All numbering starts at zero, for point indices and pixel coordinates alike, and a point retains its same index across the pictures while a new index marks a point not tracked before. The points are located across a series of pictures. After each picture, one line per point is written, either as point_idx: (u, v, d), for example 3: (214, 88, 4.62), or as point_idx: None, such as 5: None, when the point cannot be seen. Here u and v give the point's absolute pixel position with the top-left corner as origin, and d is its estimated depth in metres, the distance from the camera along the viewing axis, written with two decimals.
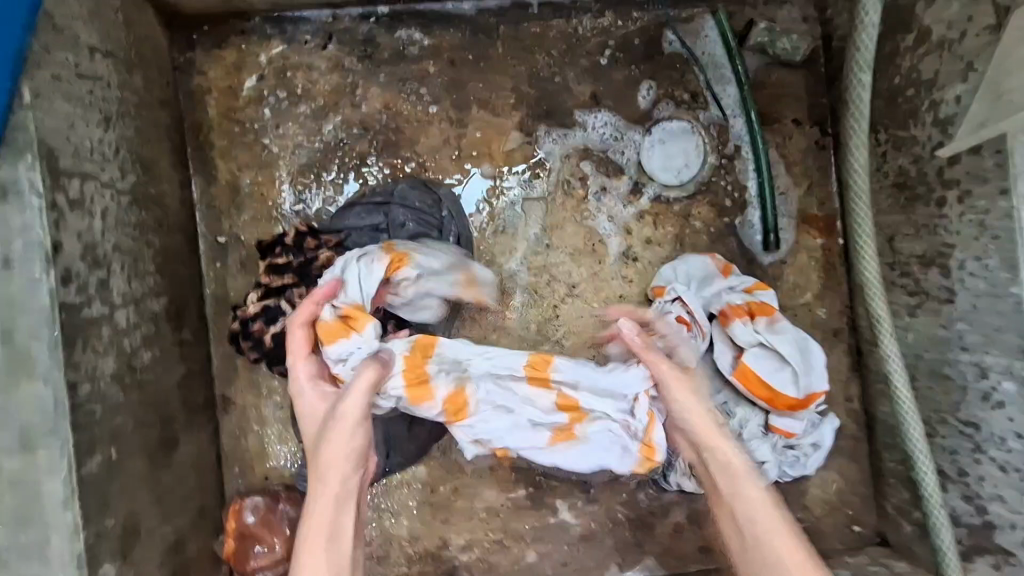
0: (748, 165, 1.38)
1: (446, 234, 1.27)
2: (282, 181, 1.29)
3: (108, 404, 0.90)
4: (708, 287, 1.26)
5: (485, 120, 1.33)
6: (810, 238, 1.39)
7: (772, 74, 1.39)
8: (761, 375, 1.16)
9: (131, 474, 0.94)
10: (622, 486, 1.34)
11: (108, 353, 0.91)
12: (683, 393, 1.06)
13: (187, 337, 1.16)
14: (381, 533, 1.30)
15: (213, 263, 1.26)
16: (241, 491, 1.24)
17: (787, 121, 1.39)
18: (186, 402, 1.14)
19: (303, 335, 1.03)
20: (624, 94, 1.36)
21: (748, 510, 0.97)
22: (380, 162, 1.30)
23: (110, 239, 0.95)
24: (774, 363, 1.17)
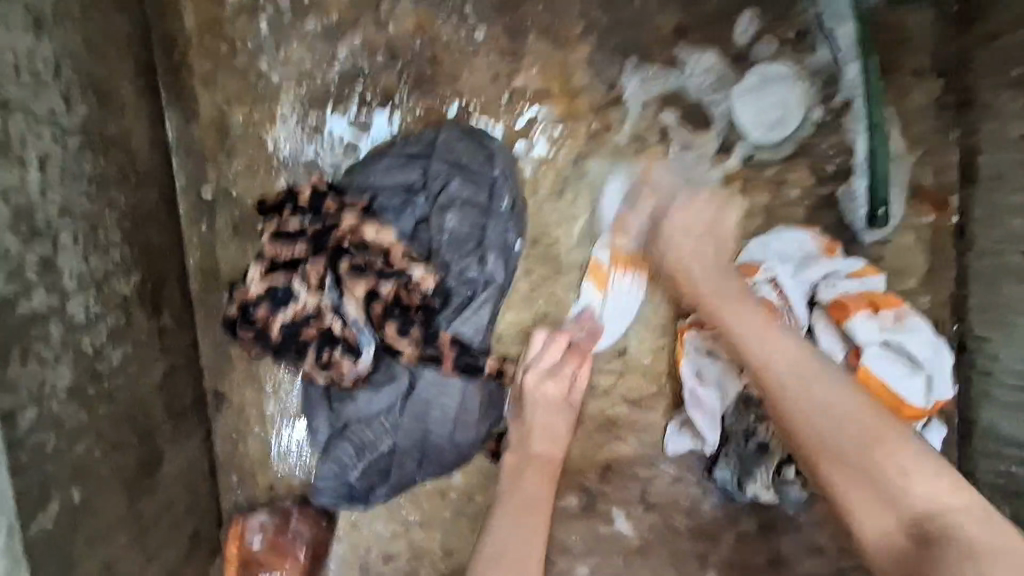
0: (859, 124, 1.13)
1: (499, 199, 1.00)
2: (284, 122, 1.00)
3: (65, 430, 0.66)
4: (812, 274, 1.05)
5: (545, 52, 1.05)
6: (919, 216, 1.17)
7: (897, 11, 1.12)
8: (887, 381, 0.96)
9: (101, 515, 0.71)
10: (685, 496, 1.17)
11: (61, 359, 0.66)
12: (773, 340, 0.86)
13: (168, 323, 0.91)
14: (409, 547, 1.10)
15: (196, 225, 0.99)
16: (241, 504, 1.04)
17: (907, 71, 1.14)
18: (171, 405, 0.90)
19: (547, 343, 1.02)
20: (718, 27, 1.09)
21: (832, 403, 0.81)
22: (411, 101, 1.02)
23: (55, 199, 0.67)
24: (903, 368, 0.97)
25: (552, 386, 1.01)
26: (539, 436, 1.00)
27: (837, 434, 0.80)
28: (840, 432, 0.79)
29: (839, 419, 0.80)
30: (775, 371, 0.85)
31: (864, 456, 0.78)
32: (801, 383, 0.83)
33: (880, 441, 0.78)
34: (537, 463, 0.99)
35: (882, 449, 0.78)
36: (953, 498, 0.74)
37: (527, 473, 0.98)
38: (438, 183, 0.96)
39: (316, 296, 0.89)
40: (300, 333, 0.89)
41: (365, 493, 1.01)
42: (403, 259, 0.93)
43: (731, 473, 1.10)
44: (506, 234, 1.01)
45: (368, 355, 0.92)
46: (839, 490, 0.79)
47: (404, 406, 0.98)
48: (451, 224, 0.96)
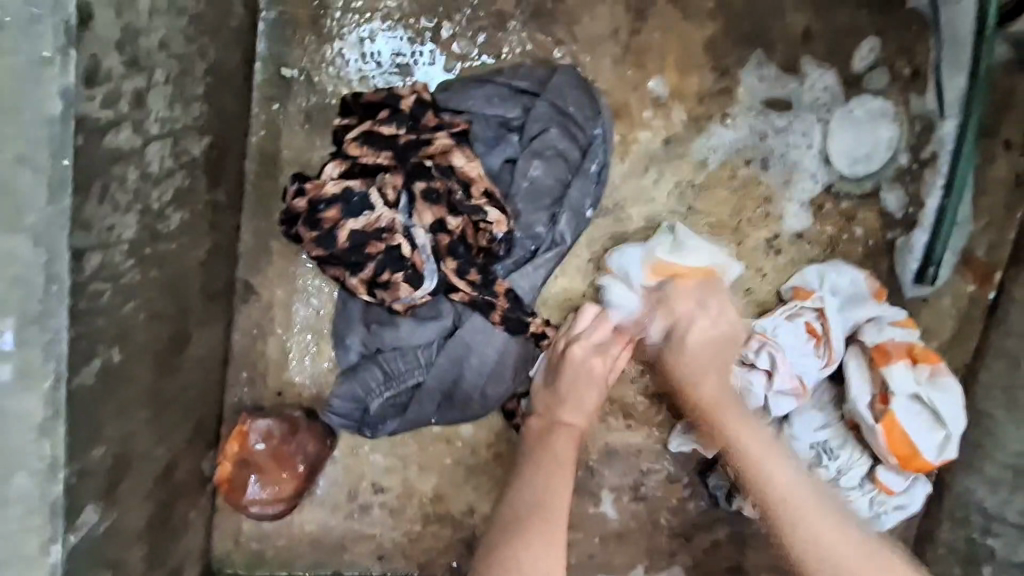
0: (939, 180, 1.13)
1: (591, 159, 0.96)
2: (387, 17, 0.92)
3: (119, 285, 0.59)
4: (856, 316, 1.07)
5: (670, 21, 1.00)
6: (962, 283, 1.20)
7: (1011, 79, 1.11)
8: (908, 432, 0.99)
9: (133, 384, 0.66)
10: (675, 493, 1.19)
11: (131, 207, 0.59)
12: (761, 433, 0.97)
13: (221, 199, 0.83)
14: (402, 484, 1.07)
15: (268, 103, 0.91)
16: (245, 403, 0.99)
17: (997, 141, 1.14)
18: (206, 287, 0.84)
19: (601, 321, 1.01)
20: (840, 46, 1.07)
21: (767, 471, 0.94)
22: (523, 33, 0.95)
23: (159, 29, 0.59)
24: (924, 421, 1.00)
25: (599, 362, 0.99)
26: (574, 408, 0.97)
27: (769, 471, 0.94)
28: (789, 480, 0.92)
29: (766, 453, 0.96)
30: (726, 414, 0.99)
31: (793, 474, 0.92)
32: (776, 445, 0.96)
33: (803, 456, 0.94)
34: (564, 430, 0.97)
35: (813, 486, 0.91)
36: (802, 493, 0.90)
37: (557, 440, 0.95)
38: (535, 127, 0.91)
39: (393, 212, 0.84)
40: (367, 245, 0.84)
41: (377, 422, 0.97)
42: (483, 195, 0.87)
43: (724, 483, 1.13)
44: (584, 198, 0.97)
45: (431, 286, 0.88)
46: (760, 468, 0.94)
47: (443, 345, 0.95)
48: (535, 172, 0.92)
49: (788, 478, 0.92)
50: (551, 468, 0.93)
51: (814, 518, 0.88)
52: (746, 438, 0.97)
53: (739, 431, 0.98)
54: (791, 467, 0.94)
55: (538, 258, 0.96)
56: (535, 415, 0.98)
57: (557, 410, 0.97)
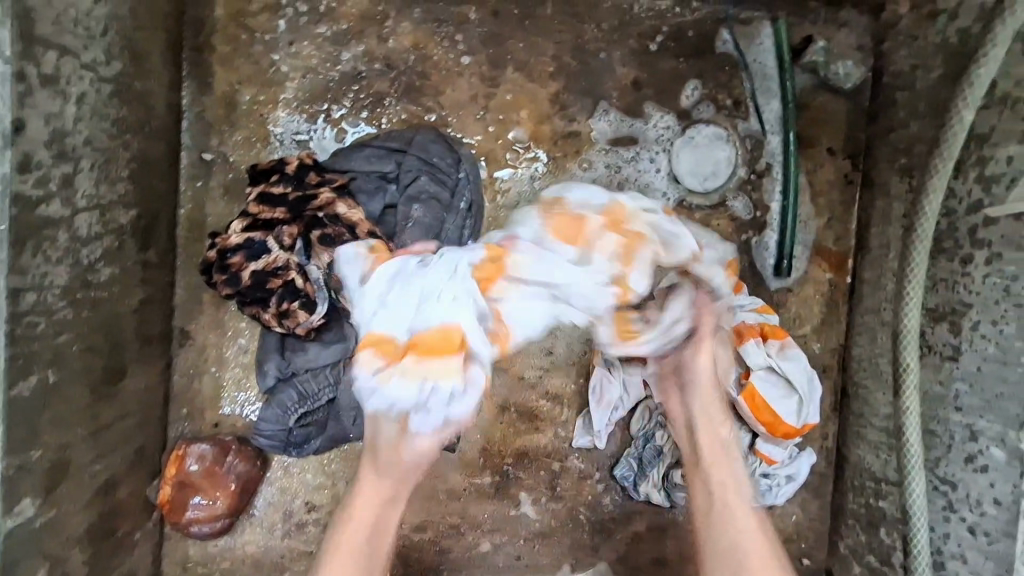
0: (777, 185, 1.33)
1: (460, 198, 1.16)
2: (286, 106, 1.15)
3: (54, 320, 0.77)
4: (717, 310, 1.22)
5: (518, 84, 1.23)
6: (820, 271, 1.36)
7: (817, 97, 1.33)
8: (768, 400, 1.11)
9: (70, 403, 0.82)
10: (589, 488, 1.30)
11: (62, 261, 0.78)
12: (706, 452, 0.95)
13: (152, 259, 1.03)
14: (333, 500, 1.19)
15: (193, 182, 1.13)
16: (186, 435, 1.14)
17: (821, 149, 1.34)
18: (142, 331, 1.02)
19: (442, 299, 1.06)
20: (668, 86, 1.29)
21: (728, 522, 0.89)
22: (397, 106, 1.19)
23: (83, 131, 0.81)
24: (780, 389, 1.13)
25: None
26: None
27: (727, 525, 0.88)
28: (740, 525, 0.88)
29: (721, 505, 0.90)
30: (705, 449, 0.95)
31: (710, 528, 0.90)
32: (725, 490, 0.91)
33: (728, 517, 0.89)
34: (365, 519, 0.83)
35: (735, 549, 0.86)
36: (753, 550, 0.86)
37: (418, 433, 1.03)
38: (410, 177, 1.13)
39: (288, 254, 1.02)
40: (268, 282, 1.02)
41: (301, 441, 1.13)
42: (368, 234, 1.06)
43: (629, 472, 1.26)
44: (462, 229, 1.16)
45: (323, 310, 1.04)
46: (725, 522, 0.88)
47: (347, 364, 1.11)
48: (416, 213, 1.12)
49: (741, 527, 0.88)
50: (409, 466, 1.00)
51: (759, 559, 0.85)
52: (723, 482, 0.92)
53: (713, 465, 0.94)
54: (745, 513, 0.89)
55: None
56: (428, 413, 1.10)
57: None
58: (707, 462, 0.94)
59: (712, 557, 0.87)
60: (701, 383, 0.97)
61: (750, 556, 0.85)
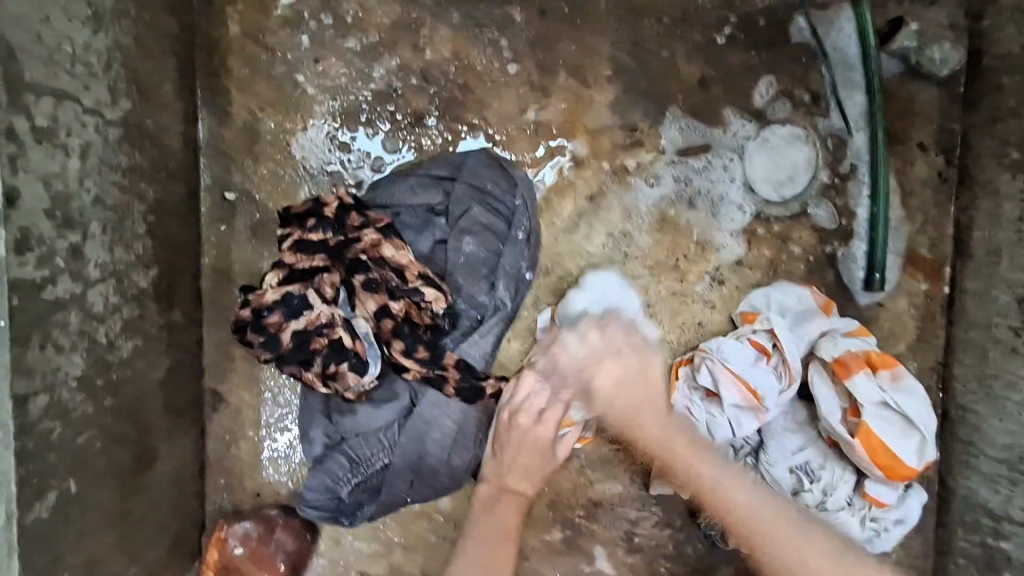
0: (864, 189, 1.17)
1: (517, 229, 1.03)
2: (315, 132, 1.02)
3: (71, 420, 0.65)
4: (818, 336, 1.08)
5: (572, 92, 1.09)
6: (914, 282, 1.21)
7: (904, 87, 1.18)
8: (886, 442, 1.00)
9: (96, 510, 0.70)
10: (669, 537, 1.17)
11: (76, 348, 0.65)
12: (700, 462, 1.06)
13: (177, 320, 0.91)
14: (390, 570, 1.07)
15: (215, 225, 1.00)
16: (225, 509, 1.02)
17: (912, 144, 1.19)
18: (170, 403, 0.89)
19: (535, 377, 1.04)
20: (739, 84, 1.14)
21: (729, 501, 1.06)
22: (440, 125, 1.05)
23: (91, 189, 0.68)
24: (899, 427, 1.01)
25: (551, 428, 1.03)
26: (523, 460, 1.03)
27: (723, 497, 1.06)
28: (716, 490, 1.07)
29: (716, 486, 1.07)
30: (686, 471, 1.07)
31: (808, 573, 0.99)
32: (705, 486, 1.07)
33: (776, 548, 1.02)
34: (511, 496, 1.03)
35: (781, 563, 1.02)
36: (741, 500, 1.05)
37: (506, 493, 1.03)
38: (459, 207, 1.00)
39: (332, 307, 0.90)
40: (311, 341, 0.89)
41: (353, 508, 1.01)
42: (418, 278, 0.94)
43: (716, 521, 1.12)
44: (519, 262, 1.04)
45: (376, 370, 0.94)
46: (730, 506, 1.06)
47: (402, 424, 0.98)
48: (468, 247, 0.99)
49: (742, 504, 1.05)
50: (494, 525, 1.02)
51: (750, 511, 1.04)
52: (692, 478, 1.08)
53: (680, 458, 1.07)
54: (729, 480, 1.06)
55: (486, 323, 1.01)
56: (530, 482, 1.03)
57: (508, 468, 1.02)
58: (671, 468, 1.08)
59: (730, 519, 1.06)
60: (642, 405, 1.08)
61: (755, 528, 1.03)
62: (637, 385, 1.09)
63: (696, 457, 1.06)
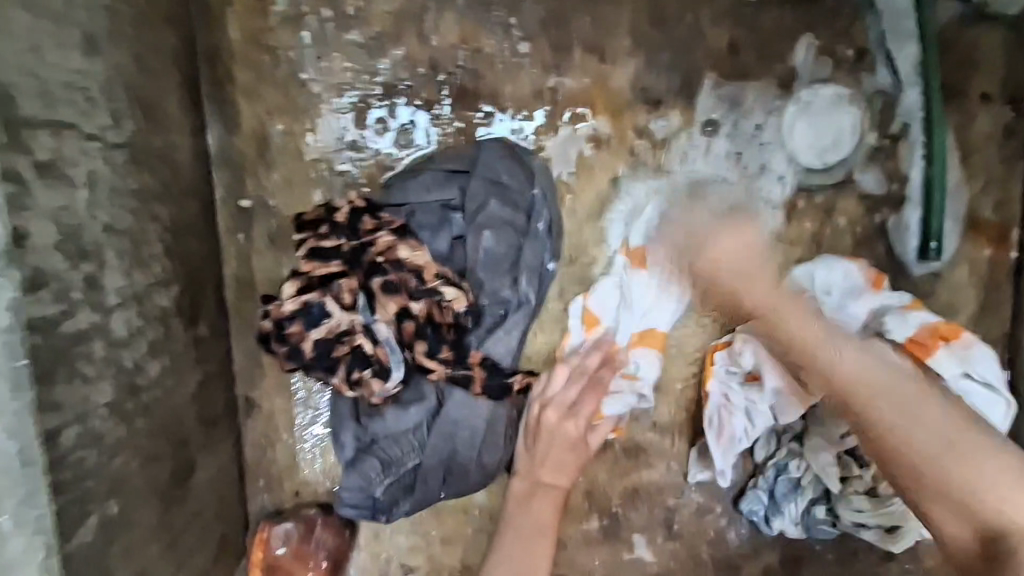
0: (918, 150, 1.06)
1: (537, 220, 0.99)
2: (325, 133, 1.00)
3: (103, 446, 0.66)
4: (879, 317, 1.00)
5: (589, 68, 1.02)
6: (975, 249, 1.11)
7: (967, 31, 1.05)
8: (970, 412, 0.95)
9: (138, 525, 0.72)
10: (709, 524, 1.14)
11: (103, 376, 0.66)
12: (839, 339, 0.86)
13: (204, 334, 0.92)
14: (430, 561, 1.09)
15: (234, 235, 1.00)
16: (268, 509, 1.05)
17: (974, 96, 1.07)
18: (205, 414, 0.91)
19: (564, 372, 1.00)
20: (773, 44, 1.04)
21: (831, 358, 0.84)
22: (452, 115, 1.01)
23: (102, 217, 0.68)
24: (978, 393, 0.96)
25: (581, 421, 1.01)
26: (553, 458, 1.02)
27: (873, 397, 0.81)
28: (817, 339, 0.85)
29: (867, 374, 0.83)
30: (789, 321, 0.86)
31: (953, 454, 0.77)
32: (823, 329, 0.86)
33: (964, 449, 0.77)
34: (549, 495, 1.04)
35: (983, 450, 0.77)
36: (859, 364, 0.84)
37: (539, 492, 1.02)
38: (475, 202, 0.96)
39: (351, 314, 0.89)
40: (334, 350, 0.90)
41: (388, 506, 1.01)
42: (436, 278, 0.91)
43: (759, 507, 1.08)
44: (542, 254, 1.00)
45: (399, 375, 0.92)
46: (853, 387, 0.82)
47: (432, 424, 0.98)
48: (488, 243, 0.95)
49: (842, 368, 0.83)
50: (527, 524, 1.02)
51: (842, 351, 0.85)
52: (803, 336, 0.85)
53: (810, 347, 0.85)
54: (801, 307, 0.89)
55: (509, 319, 0.98)
56: (564, 477, 1.03)
57: (538, 465, 1.02)
58: (811, 343, 0.84)
59: (925, 452, 0.78)
60: (687, 215, 0.94)
61: (843, 367, 0.83)
62: (738, 234, 0.88)
63: (807, 319, 0.87)
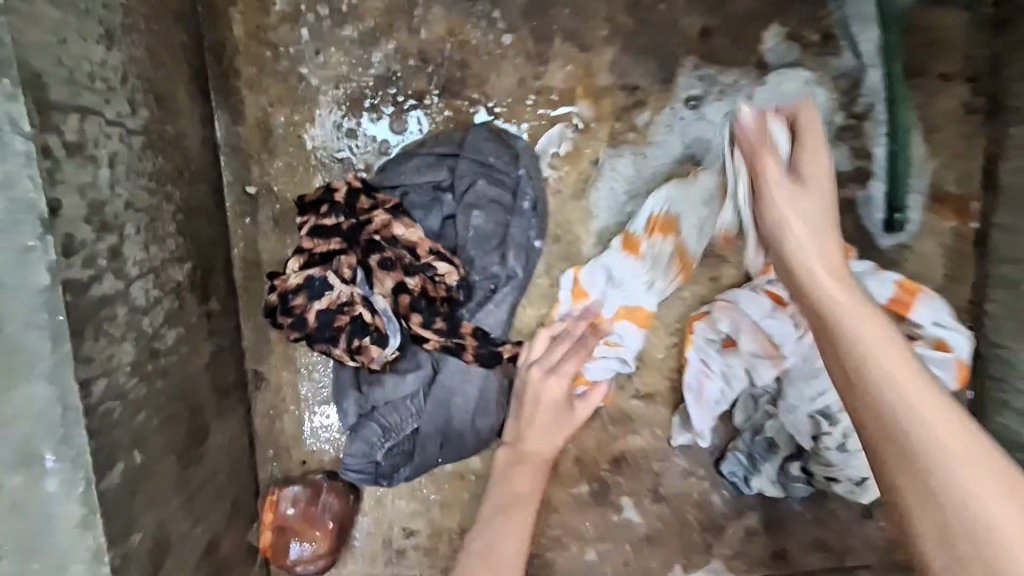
0: (881, 128, 1.14)
1: (523, 198, 1.06)
2: (324, 121, 1.07)
3: (127, 400, 0.73)
4: (859, 280, 1.04)
5: (570, 56, 1.09)
6: (939, 220, 1.17)
7: (924, 14, 1.12)
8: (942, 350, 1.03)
9: (158, 477, 0.79)
10: (694, 487, 1.20)
11: (125, 338, 0.73)
12: (818, 236, 0.75)
13: (215, 309, 0.99)
14: (430, 525, 1.15)
15: (241, 219, 1.07)
16: (276, 476, 1.12)
17: (934, 76, 1.13)
18: (217, 384, 0.98)
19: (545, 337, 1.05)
20: (743, 31, 1.11)
21: (817, 272, 0.73)
22: (440, 103, 1.08)
23: (122, 194, 0.75)
24: (947, 333, 1.04)
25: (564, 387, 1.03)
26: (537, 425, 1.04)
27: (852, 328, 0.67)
28: (804, 246, 0.75)
29: (854, 312, 0.68)
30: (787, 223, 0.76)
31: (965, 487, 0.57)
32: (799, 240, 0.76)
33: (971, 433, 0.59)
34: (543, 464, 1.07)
35: (990, 467, 0.57)
36: (842, 280, 0.73)
37: (519, 461, 1.04)
38: (465, 183, 1.03)
39: (350, 287, 0.96)
40: (335, 320, 0.96)
41: (390, 472, 1.08)
42: (429, 253, 0.99)
43: (738, 468, 1.15)
44: (528, 233, 1.06)
45: (396, 342, 0.99)
46: (829, 305, 0.71)
47: (427, 392, 1.05)
48: (478, 221, 1.02)
49: (843, 306, 0.70)
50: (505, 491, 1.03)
51: (834, 275, 0.72)
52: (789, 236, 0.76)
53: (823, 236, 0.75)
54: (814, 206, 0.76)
55: (500, 292, 1.05)
56: (549, 444, 1.05)
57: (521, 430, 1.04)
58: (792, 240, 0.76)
59: (903, 426, 0.60)
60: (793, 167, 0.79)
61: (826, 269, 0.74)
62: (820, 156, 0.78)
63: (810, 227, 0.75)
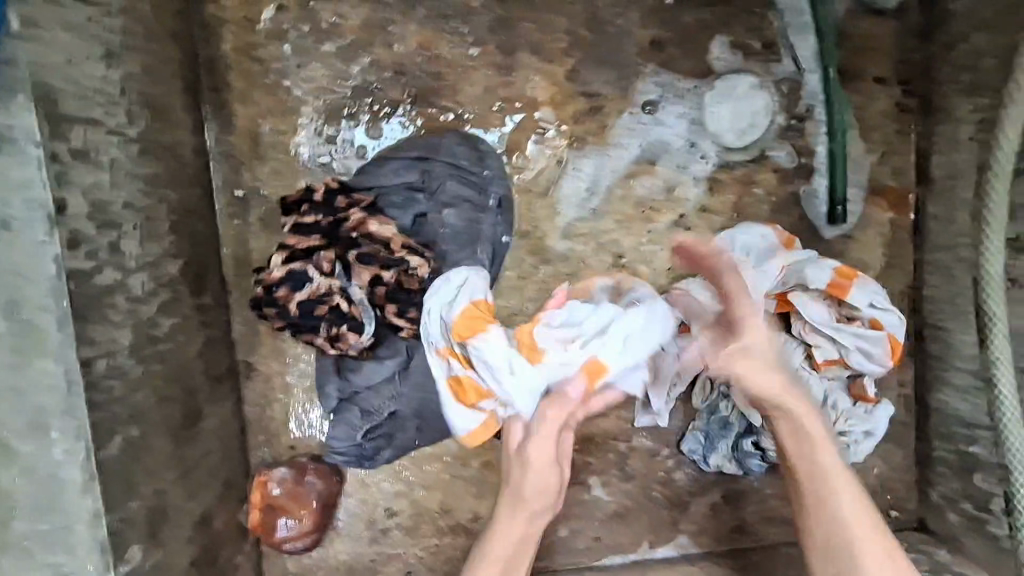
0: (821, 128, 1.24)
1: (490, 195, 1.17)
2: (307, 129, 1.16)
3: (127, 379, 0.81)
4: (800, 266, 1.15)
5: (533, 67, 1.19)
6: (879, 212, 1.27)
7: (857, 23, 1.22)
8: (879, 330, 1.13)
9: (155, 451, 0.87)
10: (659, 465, 1.29)
11: (125, 324, 0.82)
12: (810, 422, 1.05)
13: (208, 302, 1.07)
14: (412, 504, 1.23)
15: (232, 220, 1.16)
16: (266, 460, 1.20)
17: (868, 80, 1.23)
18: (210, 371, 1.06)
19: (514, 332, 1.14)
20: (692, 41, 1.21)
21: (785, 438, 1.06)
22: (413, 111, 1.17)
23: (123, 195, 0.83)
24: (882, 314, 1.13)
25: None
26: None
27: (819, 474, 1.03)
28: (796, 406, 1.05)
29: (808, 441, 1.04)
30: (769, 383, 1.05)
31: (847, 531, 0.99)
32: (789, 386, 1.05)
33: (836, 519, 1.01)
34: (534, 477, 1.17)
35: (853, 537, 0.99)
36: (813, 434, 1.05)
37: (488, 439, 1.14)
38: (437, 184, 1.14)
39: (330, 279, 1.05)
40: (316, 309, 1.05)
41: (372, 454, 1.16)
42: (403, 248, 1.08)
43: (697, 446, 1.25)
44: (497, 228, 1.18)
45: (371, 329, 1.08)
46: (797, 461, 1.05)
47: (403, 377, 1.13)
48: (451, 219, 1.14)
49: (815, 463, 1.03)
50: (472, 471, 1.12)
51: (802, 419, 1.05)
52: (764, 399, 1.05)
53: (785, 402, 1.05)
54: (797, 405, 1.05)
55: None
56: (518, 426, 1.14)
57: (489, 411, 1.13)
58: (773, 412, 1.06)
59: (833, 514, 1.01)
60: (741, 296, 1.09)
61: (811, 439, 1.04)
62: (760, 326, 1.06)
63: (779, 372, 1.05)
